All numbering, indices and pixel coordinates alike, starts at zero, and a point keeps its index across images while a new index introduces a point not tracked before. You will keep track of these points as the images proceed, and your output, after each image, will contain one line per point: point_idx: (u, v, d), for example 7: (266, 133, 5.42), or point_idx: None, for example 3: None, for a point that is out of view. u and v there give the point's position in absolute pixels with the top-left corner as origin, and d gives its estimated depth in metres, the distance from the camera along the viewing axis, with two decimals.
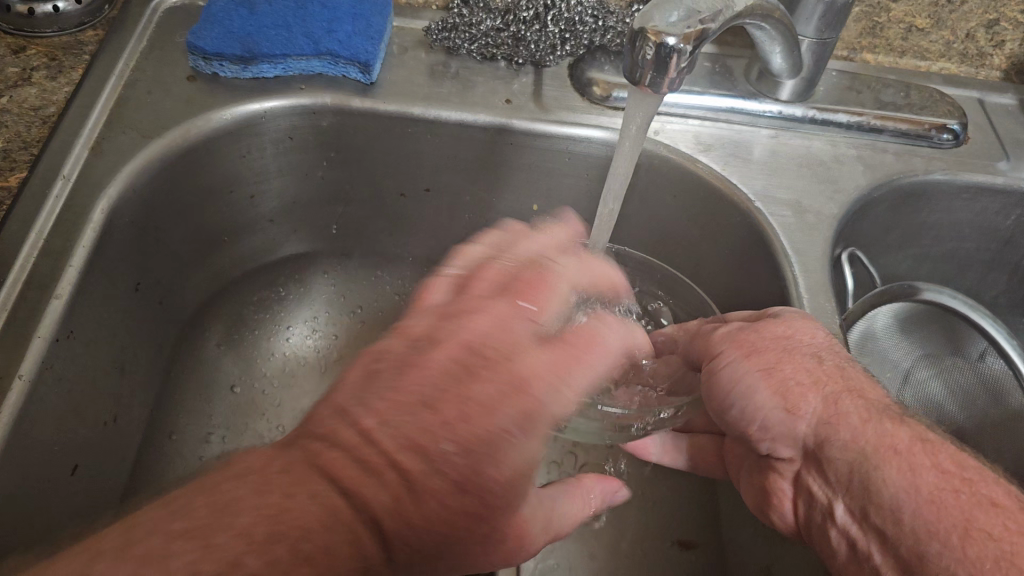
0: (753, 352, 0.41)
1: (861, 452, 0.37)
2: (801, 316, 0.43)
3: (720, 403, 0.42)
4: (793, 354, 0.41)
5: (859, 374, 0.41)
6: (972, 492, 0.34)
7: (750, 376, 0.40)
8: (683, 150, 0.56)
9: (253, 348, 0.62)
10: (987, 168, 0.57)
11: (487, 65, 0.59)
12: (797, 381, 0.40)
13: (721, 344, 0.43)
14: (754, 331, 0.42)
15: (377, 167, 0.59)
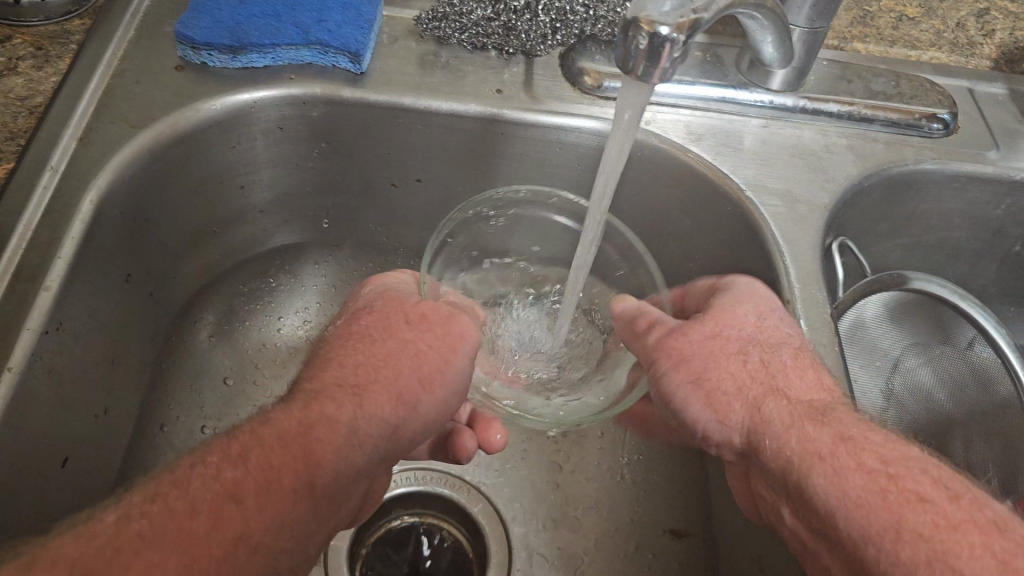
0: (681, 362, 0.43)
1: (790, 461, 0.38)
2: (725, 308, 0.45)
3: (666, 407, 0.44)
4: (719, 358, 0.43)
5: (785, 366, 0.42)
6: (898, 491, 0.34)
7: (682, 388, 0.43)
8: (674, 140, 0.56)
9: (244, 338, 0.62)
10: (977, 158, 0.57)
11: (477, 56, 0.58)
12: (724, 391, 0.42)
13: (653, 353, 0.44)
14: (678, 334, 0.44)
15: (368, 158, 0.59)
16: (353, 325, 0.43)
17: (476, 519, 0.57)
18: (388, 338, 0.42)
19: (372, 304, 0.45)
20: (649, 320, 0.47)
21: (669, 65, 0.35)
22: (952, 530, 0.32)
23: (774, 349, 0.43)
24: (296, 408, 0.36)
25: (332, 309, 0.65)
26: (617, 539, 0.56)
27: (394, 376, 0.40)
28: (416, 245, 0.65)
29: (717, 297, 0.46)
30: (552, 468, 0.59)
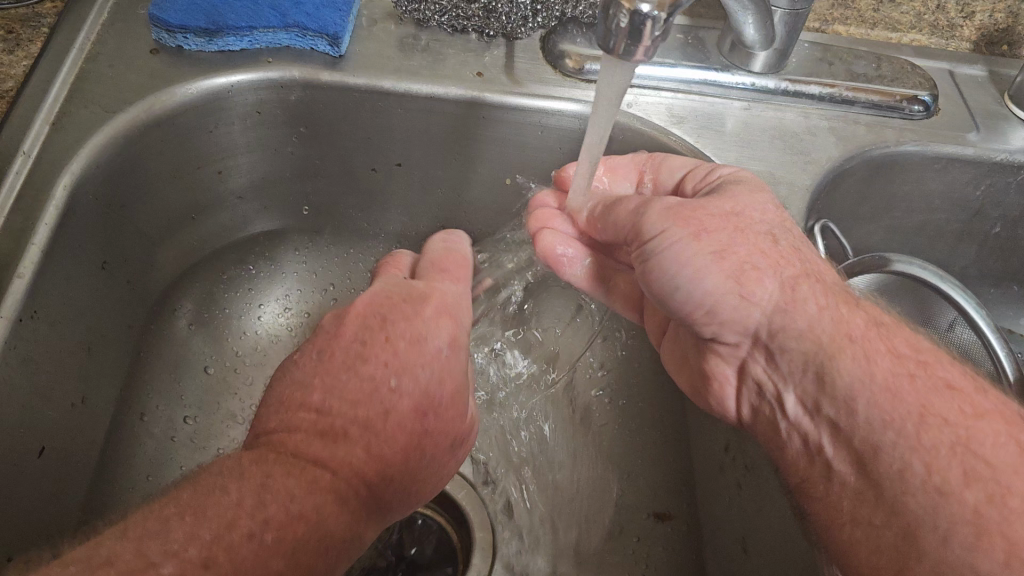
0: (703, 232, 0.39)
1: (817, 341, 0.37)
2: (747, 192, 0.42)
3: (665, 280, 0.40)
4: (745, 233, 0.39)
5: (813, 255, 0.41)
6: (927, 376, 0.35)
7: (700, 258, 0.39)
8: (656, 122, 0.56)
9: (224, 327, 0.61)
10: (957, 139, 0.58)
11: (458, 38, 0.58)
12: (752, 266, 0.38)
13: (664, 222, 0.40)
14: (696, 207, 0.40)
15: (349, 143, 0.58)
16: (399, 398, 0.36)
17: (461, 504, 0.57)
18: (434, 437, 0.38)
19: (430, 377, 0.38)
20: (640, 201, 0.44)
21: (651, 43, 0.34)
22: (976, 420, 0.33)
23: (792, 239, 0.41)
24: (351, 508, 0.33)
25: (313, 295, 0.64)
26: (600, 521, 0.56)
27: (412, 494, 0.38)
28: (397, 231, 0.65)
29: (730, 183, 0.43)
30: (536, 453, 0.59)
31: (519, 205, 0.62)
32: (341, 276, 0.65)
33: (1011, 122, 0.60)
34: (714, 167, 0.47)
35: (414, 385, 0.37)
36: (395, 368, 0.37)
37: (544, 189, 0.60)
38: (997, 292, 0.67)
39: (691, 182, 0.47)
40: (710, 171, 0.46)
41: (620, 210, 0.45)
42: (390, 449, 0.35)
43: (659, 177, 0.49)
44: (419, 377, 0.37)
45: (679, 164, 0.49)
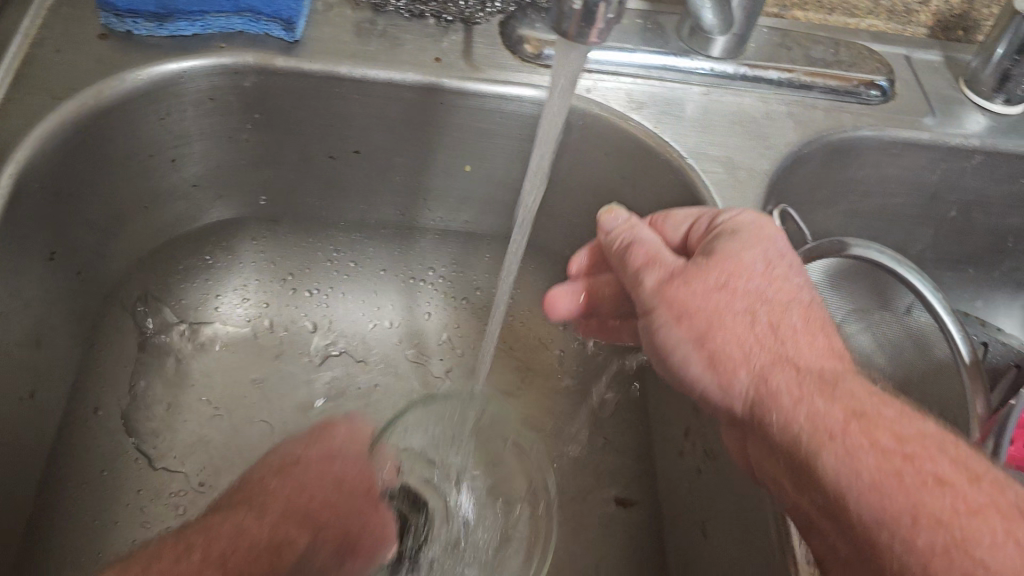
0: (684, 317, 0.42)
1: (796, 434, 0.38)
2: (734, 256, 0.42)
3: (665, 358, 0.44)
4: (726, 315, 0.41)
5: (794, 329, 0.41)
6: (917, 471, 0.34)
7: (685, 344, 0.42)
8: (616, 108, 0.55)
9: (182, 319, 0.60)
10: (914, 124, 0.58)
11: (415, 23, 0.57)
12: (730, 354, 0.41)
13: (652, 302, 0.44)
14: (679, 285, 0.43)
15: (305, 130, 0.57)
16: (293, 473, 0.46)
17: None
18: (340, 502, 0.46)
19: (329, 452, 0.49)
20: (644, 256, 0.45)
21: (604, 26, 0.34)
22: (970, 515, 0.32)
23: (783, 310, 0.42)
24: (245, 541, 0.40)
25: (272, 285, 0.63)
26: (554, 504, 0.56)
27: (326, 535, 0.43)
28: (357, 219, 0.64)
29: (716, 241, 0.44)
30: None
31: (480, 191, 0.61)
32: (301, 265, 0.64)
33: (966, 107, 0.60)
34: (717, 213, 0.46)
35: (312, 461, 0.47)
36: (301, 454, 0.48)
37: (503, 176, 0.60)
38: (954, 276, 0.68)
39: (695, 233, 0.47)
40: (710, 222, 0.46)
41: (631, 259, 0.46)
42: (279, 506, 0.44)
43: (663, 230, 0.49)
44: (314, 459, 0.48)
45: (683, 216, 0.48)
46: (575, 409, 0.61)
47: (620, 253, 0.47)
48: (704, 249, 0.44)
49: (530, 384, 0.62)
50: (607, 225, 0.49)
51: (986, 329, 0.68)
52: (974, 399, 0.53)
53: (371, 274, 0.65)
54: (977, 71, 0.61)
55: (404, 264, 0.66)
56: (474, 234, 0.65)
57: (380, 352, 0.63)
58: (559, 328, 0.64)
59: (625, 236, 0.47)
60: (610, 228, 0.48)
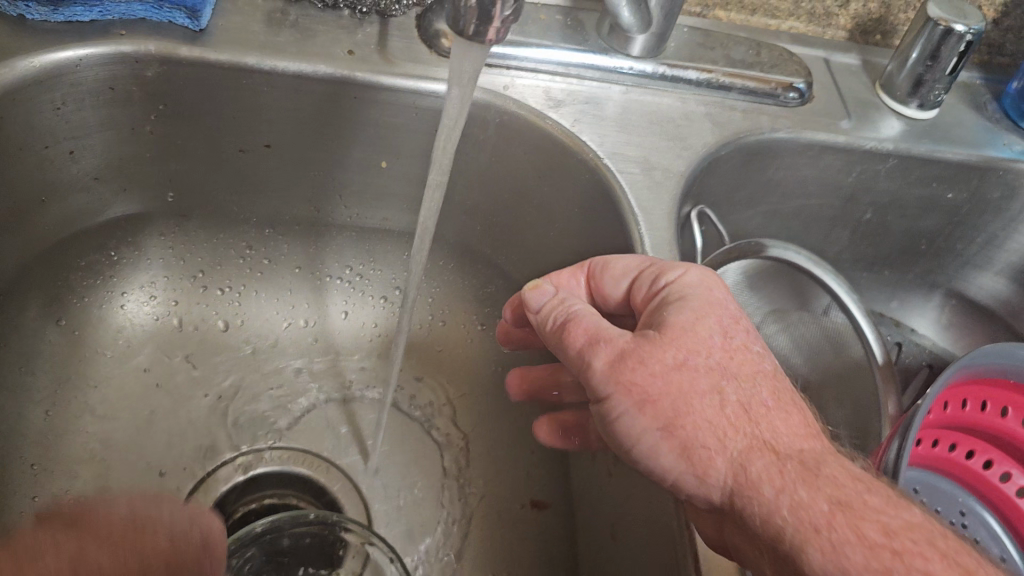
0: (646, 402, 0.36)
1: (779, 530, 0.33)
2: (685, 330, 0.38)
3: (627, 451, 0.37)
4: (691, 398, 0.35)
5: (767, 406, 0.36)
6: (908, 568, 0.30)
7: (649, 434, 0.36)
8: (532, 106, 0.54)
9: (84, 319, 0.58)
10: (830, 127, 0.59)
11: (329, 14, 0.56)
12: (702, 442, 0.35)
13: (606, 387, 0.37)
14: (633, 364, 0.36)
15: (211, 122, 0.55)
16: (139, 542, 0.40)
17: (336, 498, 0.57)
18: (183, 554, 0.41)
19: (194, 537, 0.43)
20: (587, 334, 0.39)
21: (502, 24, 0.33)
22: None
23: (748, 385, 0.37)
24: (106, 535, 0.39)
25: (180, 283, 0.61)
26: (465, 508, 0.56)
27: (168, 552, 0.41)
28: (268, 215, 0.61)
29: (666, 312, 0.39)
30: (415, 445, 0.59)
31: (398, 187, 0.60)
32: (211, 262, 0.62)
33: (881, 111, 0.61)
34: (660, 271, 0.42)
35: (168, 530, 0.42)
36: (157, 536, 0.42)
37: (420, 172, 0.59)
38: (870, 276, 0.69)
39: (638, 291, 0.42)
40: (652, 283, 0.41)
41: (569, 335, 0.39)
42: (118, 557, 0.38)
43: (603, 286, 0.44)
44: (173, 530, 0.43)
45: (624, 268, 0.43)
46: (494, 412, 0.60)
47: (555, 331, 0.41)
48: (653, 322, 0.39)
49: (449, 387, 0.62)
50: (536, 304, 0.43)
51: (899, 329, 0.69)
52: (887, 398, 0.54)
53: (285, 271, 0.63)
54: (892, 75, 0.61)
55: (319, 261, 0.64)
56: (392, 231, 0.63)
57: (294, 351, 0.62)
58: (478, 328, 0.64)
59: (559, 311, 0.41)
60: (538, 306, 0.43)
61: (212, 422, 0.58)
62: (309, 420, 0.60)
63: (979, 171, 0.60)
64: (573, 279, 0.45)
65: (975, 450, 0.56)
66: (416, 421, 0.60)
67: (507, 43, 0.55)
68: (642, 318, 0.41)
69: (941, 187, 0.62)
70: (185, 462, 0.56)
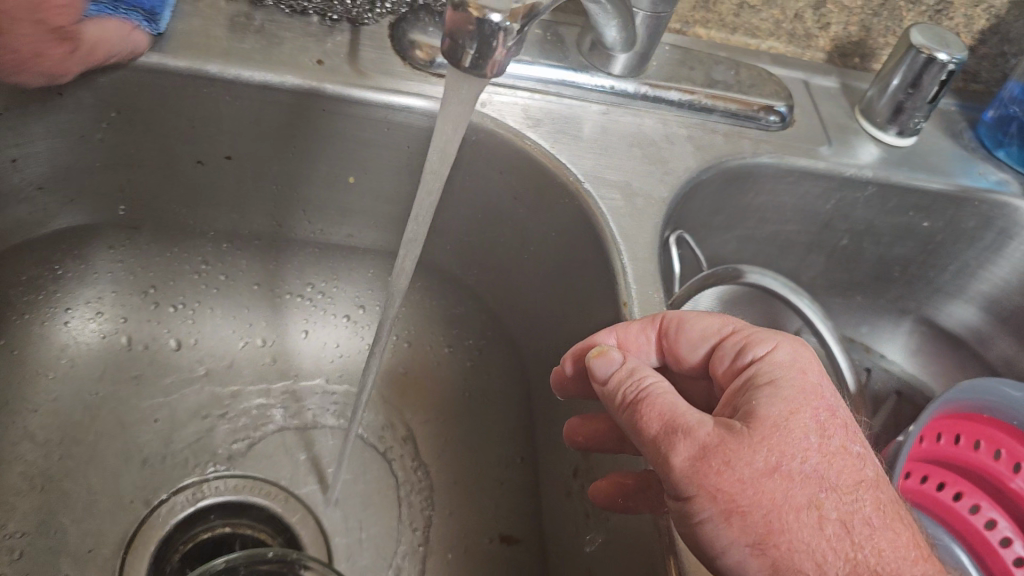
0: (736, 513, 0.31)
1: None
2: (780, 426, 0.33)
3: (705, 557, 0.33)
4: (787, 513, 0.31)
5: (871, 526, 0.32)
6: None
7: (738, 550, 0.31)
8: (511, 125, 0.52)
9: (24, 336, 0.54)
10: (810, 152, 0.58)
11: (296, 19, 0.53)
12: (798, 565, 0.31)
13: (686, 488, 0.32)
14: (719, 465, 0.32)
15: (168, 132, 0.52)
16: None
17: (293, 529, 0.54)
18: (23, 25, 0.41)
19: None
20: (664, 419, 0.34)
21: (503, 56, 0.31)
22: None
23: (849, 497, 0.33)
24: None
25: (129, 298, 0.58)
26: (432, 544, 0.54)
27: None
28: (227, 229, 0.58)
29: (754, 399, 0.34)
30: (378, 474, 0.56)
31: (365, 202, 0.57)
32: (165, 277, 0.59)
33: (860, 137, 0.61)
34: (747, 341, 0.38)
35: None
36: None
37: (389, 189, 0.56)
38: (841, 301, 0.68)
39: (720, 362, 0.38)
40: (736, 356, 0.38)
41: (644, 417, 0.34)
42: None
43: (679, 350, 0.40)
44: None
45: (702, 333, 0.39)
46: (464, 441, 0.58)
47: (624, 410, 0.36)
48: (741, 407, 0.34)
49: (415, 412, 0.59)
50: (603, 372, 0.38)
51: (869, 355, 0.69)
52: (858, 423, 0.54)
53: (243, 288, 0.60)
54: (873, 100, 0.60)
55: (278, 278, 0.61)
56: (358, 248, 0.61)
57: (251, 373, 0.59)
58: (446, 350, 0.61)
59: (629, 386, 0.36)
60: (604, 375, 0.38)
61: (164, 448, 0.55)
62: (266, 446, 0.56)
63: (956, 201, 0.60)
64: (642, 335, 0.41)
65: (945, 482, 0.55)
66: (381, 448, 0.57)
67: None
68: (726, 396, 0.36)
69: (917, 215, 0.61)
70: (134, 491, 0.53)
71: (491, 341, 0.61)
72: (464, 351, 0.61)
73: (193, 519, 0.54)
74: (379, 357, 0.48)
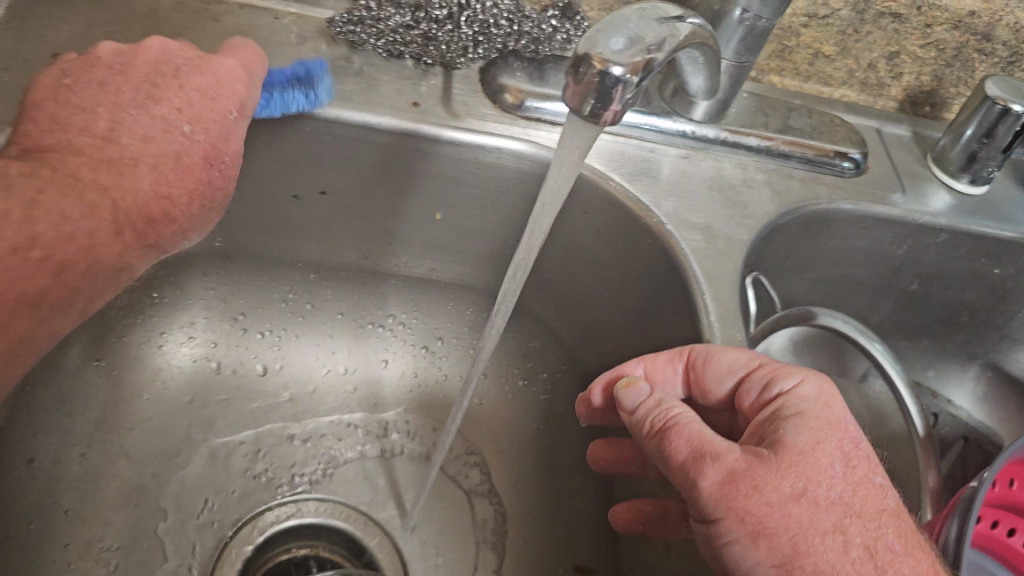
0: (762, 535, 0.34)
1: None
2: (806, 454, 0.36)
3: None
4: (812, 536, 0.34)
5: (894, 551, 0.34)
6: None
7: (764, 569, 0.34)
8: (596, 166, 0.54)
9: (122, 358, 0.57)
10: (884, 200, 0.59)
11: (392, 63, 0.55)
12: None
13: (714, 510, 0.35)
14: (748, 489, 0.35)
15: (268, 168, 0.54)
16: (170, 93, 0.45)
17: (372, 554, 0.56)
18: (186, 195, 0.45)
19: (220, 136, 0.46)
20: (692, 445, 0.37)
21: (620, 107, 0.33)
22: None
23: (874, 524, 0.35)
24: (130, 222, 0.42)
25: (220, 326, 0.60)
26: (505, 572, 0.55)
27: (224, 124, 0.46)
28: (315, 260, 0.61)
29: (782, 429, 0.38)
30: (454, 502, 0.58)
31: (449, 237, 0.59)
32: (252, 305, 0.61)
33: (931, 185, 0.62)
34: (774, 375, 0.41)
35: (188, 173, 0.44)
36: (142, 121, 0.44)
37: (473, 223, 0.58)
38: (910, 345, 0.69)
39: (748, 395, 0.42)
40: (765, 390, 0.41)
41: (672, 444, 0.38)
42: (144, 208, 0.43)
43: (705, 383, 0.44)
44: (210, 130, 0.45)
45: (729, 367, 0.43)
46: (538, 473, 0.59)
47: (653, 436, 0.40)
48: (769, 437, 0.38)
49: (488, 443, 0.61)
50: (629, 403, 0.42)
51: (937, 400, 0.69)
52: (927, 471, 0.53)
53: (326, 316, 0.62)
54: (946, 149, 0.62)
55: (362, 308, 0.63)
56: (438, 282, 0.63)
57: (333, 400, 0.61)
58: (520, 383, 0.63)
59: (657, 416, 0.40)
60: (632, 406, 0.42)
61: (248, 468, 0.57)
62: (346, 471, 0.58)
63: None
64: (670, 368, 0.44)
65: (1016, 529, 0.54)
66: (456, 478, 0.59)
67: (553, 97, 0.54)
68: (753, 427, 0.40)
69: (988, 262, 0.62)
70: (222, 510, 0.55)
71: (566, 376, 0.62)
72: (538, 384, 0.63)
73: (277, 538, 0.55)
74: (467, 400, 0.51)
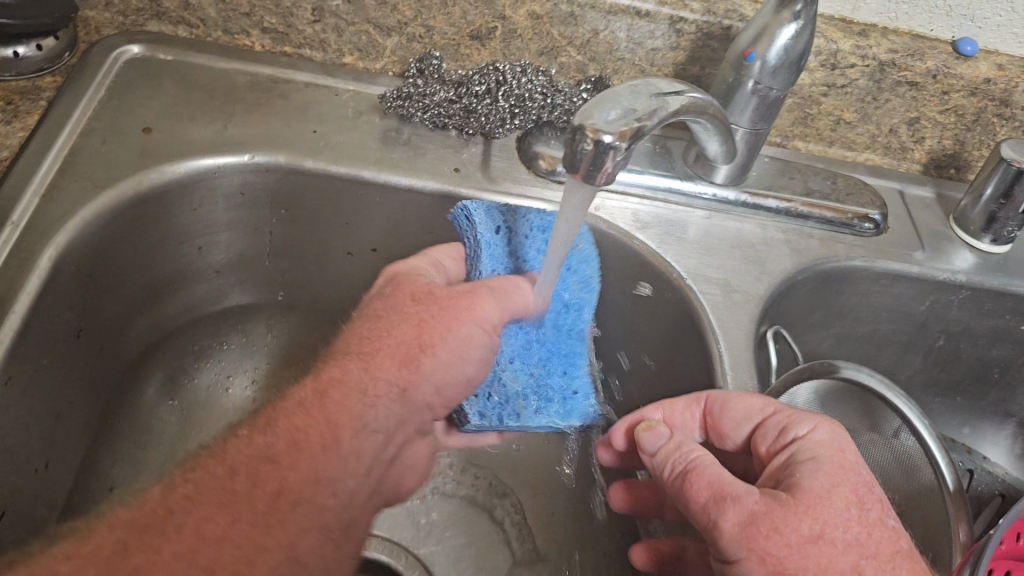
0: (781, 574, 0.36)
1: None
2: (823, 497, 0.39)
3: None
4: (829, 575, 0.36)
5: None
6: None
7: None
8: (622, 226, 0.59)
9: (192, 399, 0.63)
10: (904, 257, 0.62)
11: (438, 134, 0.61)
12: None
13: (737, 552, 0.38)
14: (767, 531, 0.37)
15: (327, 227, 0.61)
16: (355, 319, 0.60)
17: None
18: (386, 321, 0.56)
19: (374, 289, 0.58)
20: (711, 488, 0.40)
21: (612, 168, 0.38)
22: None
23: (888, 564, 0.37)
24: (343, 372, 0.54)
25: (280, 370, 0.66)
26: None
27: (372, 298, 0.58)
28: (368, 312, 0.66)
29: (798, 473, 0.41)
30: (489, 540, 0.62)
31: None
32: (309, 352, 0.67)
33: (954, 244, 0.64)
34: (789, 422, 0.44)
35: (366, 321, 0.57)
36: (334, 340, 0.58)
37: None
38: (941, 402, 0.70)
39: (764, 441, 0.45)
40: (779, 436, 0.44)
41: (694, 488, 0.41)
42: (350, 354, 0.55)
43: (722, 427, 0.47)
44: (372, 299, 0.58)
45: (746, 413, 0.46)
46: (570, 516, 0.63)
47: (675, 479, 0.43)
48: (785, 481, 0.41)
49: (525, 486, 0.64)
50: (651, 446, 0.46)
51: (971, 456, 0.68)
52: (956, 526, 0.52)
53: None
54: (966, 210, 0.64)
55: None
56: None
57: None
58: None
59: (677, 462, 0.43)
60: (653, 449, 0.46)
61: None
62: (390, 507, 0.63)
63: None
64: (687, 413, 0.49)
65: None
66: (492, 519, 0.63)
67: None
68: (771, 472, 0.43)
69: (1013, 319, 0.63)
70: None
71: None
72: None
73: None
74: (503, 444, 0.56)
